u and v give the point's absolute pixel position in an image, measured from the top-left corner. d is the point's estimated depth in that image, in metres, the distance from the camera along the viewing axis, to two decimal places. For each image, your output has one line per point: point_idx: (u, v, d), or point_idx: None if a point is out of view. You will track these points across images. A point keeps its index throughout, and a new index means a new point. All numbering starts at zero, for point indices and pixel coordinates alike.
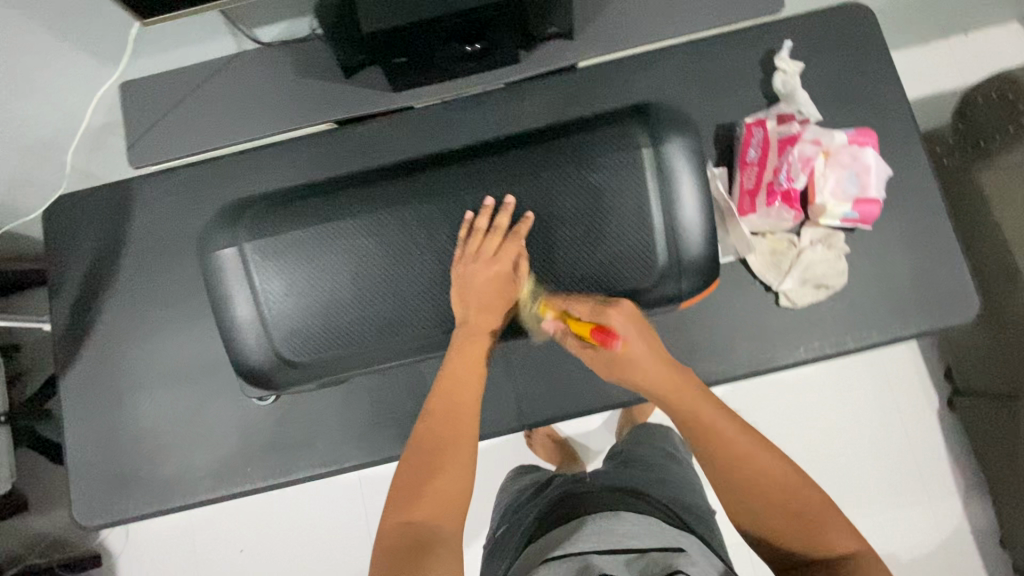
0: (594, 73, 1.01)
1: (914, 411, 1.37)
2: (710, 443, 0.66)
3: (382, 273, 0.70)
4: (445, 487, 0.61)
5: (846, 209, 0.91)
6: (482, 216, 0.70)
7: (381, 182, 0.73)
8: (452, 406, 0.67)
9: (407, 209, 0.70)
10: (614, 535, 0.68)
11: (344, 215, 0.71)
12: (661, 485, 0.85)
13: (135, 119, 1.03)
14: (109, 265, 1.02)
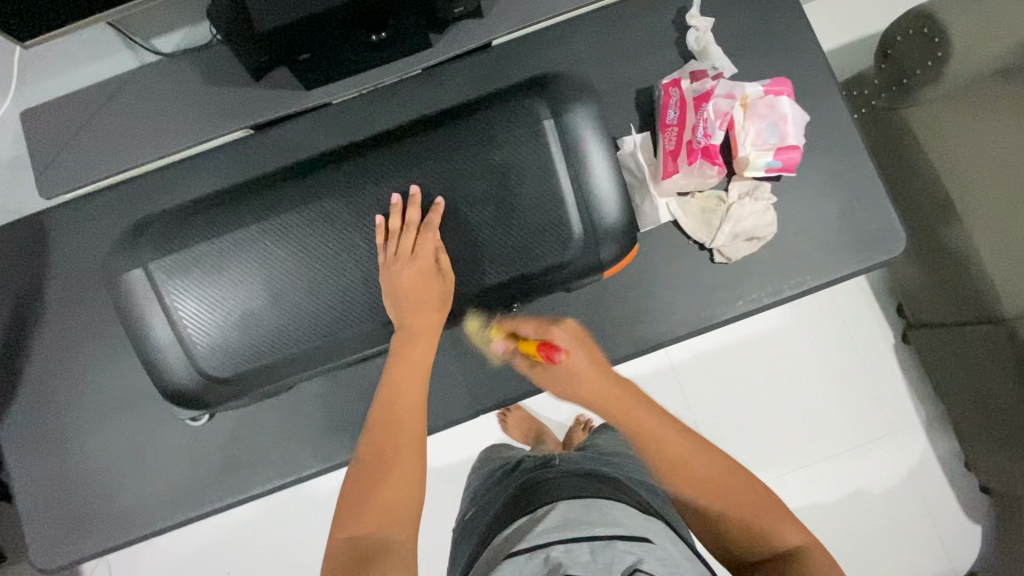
0: (509, 50, 0.99)
1: (870, 349, 1.40)
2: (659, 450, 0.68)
3: (304, 270, 0.69)
4: (392, 500, 0.60)
5: (768, 158, 0.91)
6: (392, 218, 0.69)
7: (281, 186, 0.71)
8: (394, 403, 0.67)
9: (311, 207, 0.69)
10: (577, 526, 0.66)
11: (258, 214, 0.69)
12: (622, 463, 0.86)
13: (39, 148, 0.99)
14: (33, 303, 0.98)
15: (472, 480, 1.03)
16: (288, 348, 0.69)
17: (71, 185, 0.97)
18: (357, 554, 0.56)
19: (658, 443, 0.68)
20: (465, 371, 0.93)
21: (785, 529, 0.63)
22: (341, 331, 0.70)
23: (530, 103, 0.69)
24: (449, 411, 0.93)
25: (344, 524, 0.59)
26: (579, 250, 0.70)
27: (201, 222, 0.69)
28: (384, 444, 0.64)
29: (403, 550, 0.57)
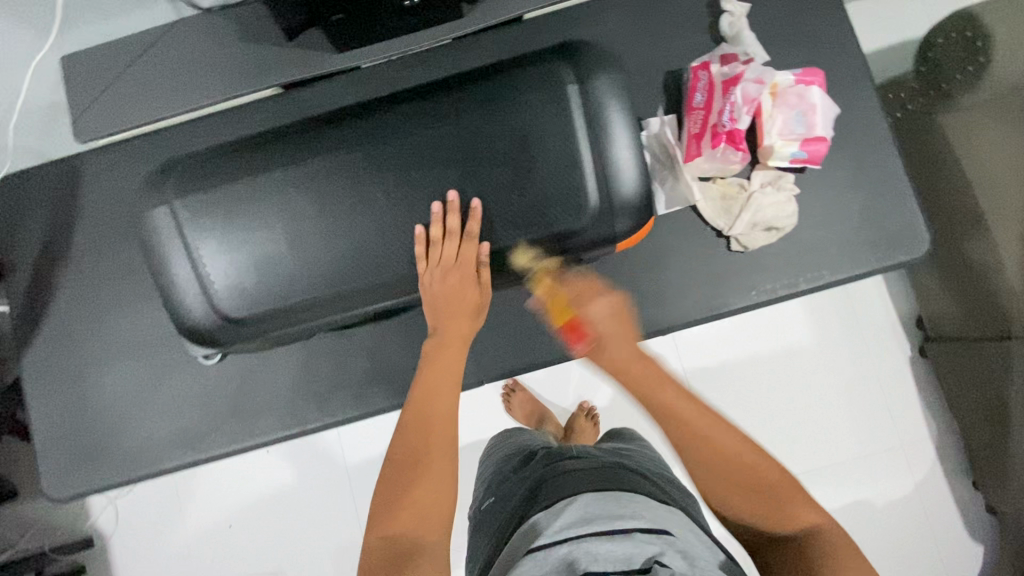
0: (540, 25, 0.99)
1: (885, 359, 1.38)
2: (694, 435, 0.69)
3: (325, 219, 0.70)
4: (425, 499, 0.64)
5: (794, 149, 0.90)
6: (433, 227, 0.70)
7: (302, 135, 0.71)
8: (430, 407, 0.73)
9: (329, 160, 0.70)
10: (603, 517, 0.66)
11: (285, 158, 0.70)
12: (635, 462, 0.85)
13: (76, 94, 1.01)
14: (62, 244, 1.01)
15: (484, 466, 1.03)
16: (304, 294, 0.70)
17: (104, 133, 1.00)
18: (393, 550, 0.60)
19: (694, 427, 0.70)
20: (474, 341, 0.94)
21: (801, 512, 0.61)
22: (352, 279, 0.70)
23: (556, 65, 0.68)
24: None
25: (379, 522, 0.63)
26: (591, 220, 0.70)
27: (226, 162, 0.71)
28: (417, 446, 0.69)
29: (435, 546, 0.61)
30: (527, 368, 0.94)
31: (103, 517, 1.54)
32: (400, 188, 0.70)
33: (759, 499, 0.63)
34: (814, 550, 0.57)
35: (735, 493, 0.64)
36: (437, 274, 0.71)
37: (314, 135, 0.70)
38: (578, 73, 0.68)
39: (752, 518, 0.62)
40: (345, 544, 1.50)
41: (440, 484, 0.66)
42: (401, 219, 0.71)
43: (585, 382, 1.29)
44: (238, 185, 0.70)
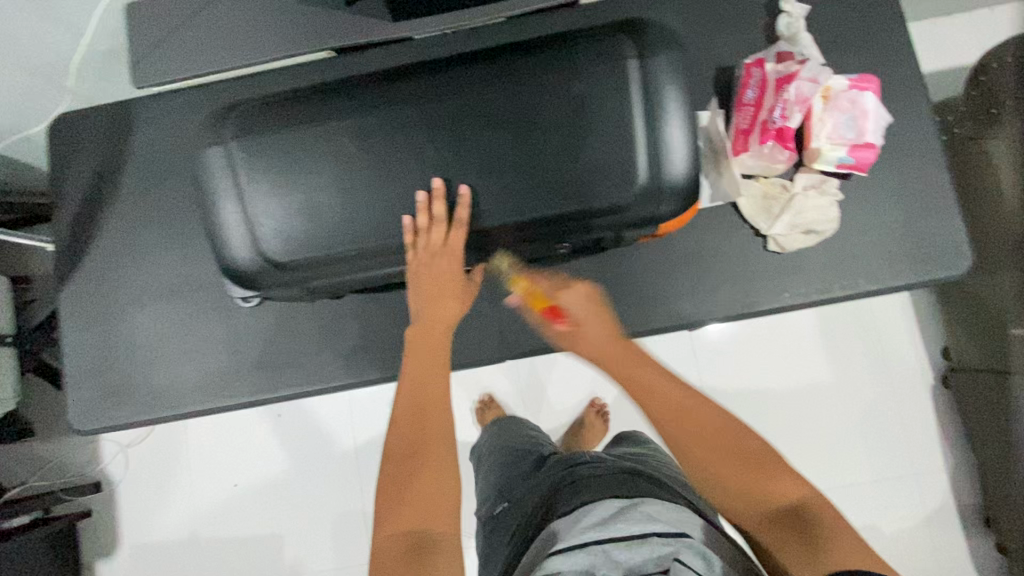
0: (596, 11, 1.00)
1: (906, 383, 1.36)
2: (689, 425, 0.73)
3: (376, 173, 0.71)
4: (433, 491, 0.72)
5: (841, 154, 0.89)
6: (420, 215, 0.70)
7: (360, 87, 0.72)
8: (425, 398, 0.80)
9: (385, 113, 0.70)
10: (619, 521, 0.67)
11: (343, 108, 0.71)
12: (650, 467, 0.86)
13: (135, 41, 1.02)
14: (110, 185, 1.04)
15: (490, 465, 1.04)
16: (348, 246, 0.71)
17: (161, 80, 1.03)
18: (411, 539, 0.67)
19: (682, 413, 0.74)
20: (502, 316, 0.95)
21: (790, 484, 0.67)
22: (396, 237, 0.72)
23: (620, 40, 0.68)
24: (480, 349, 0.96)
25: (392, 516, 0.70)
26: (639, 198, 0.69)
27: (285, 108, 0.71)
28: (416, 440, 0.77)
29: (445, 534, 0.69)
30: (551, 347, 0.95)
31: (114, 463, 1.57)
32: (451, 149, 0.71)
33: (757, 479, 0.67)
34: (814, 527, 0.62)
35: (731, 477, 0.68)
36: (425, 259, 0.74)
37: (372, 87, 0.71)
38: (641, 50, 0.69)
39: (747, 500, 0.67)
40: (346, 513, 1.51)
41: (448, 479, 0.73)
42: (450, 178, 0.71)
43: (599, 381, 1.35)
44: (294, 131, 0.71)
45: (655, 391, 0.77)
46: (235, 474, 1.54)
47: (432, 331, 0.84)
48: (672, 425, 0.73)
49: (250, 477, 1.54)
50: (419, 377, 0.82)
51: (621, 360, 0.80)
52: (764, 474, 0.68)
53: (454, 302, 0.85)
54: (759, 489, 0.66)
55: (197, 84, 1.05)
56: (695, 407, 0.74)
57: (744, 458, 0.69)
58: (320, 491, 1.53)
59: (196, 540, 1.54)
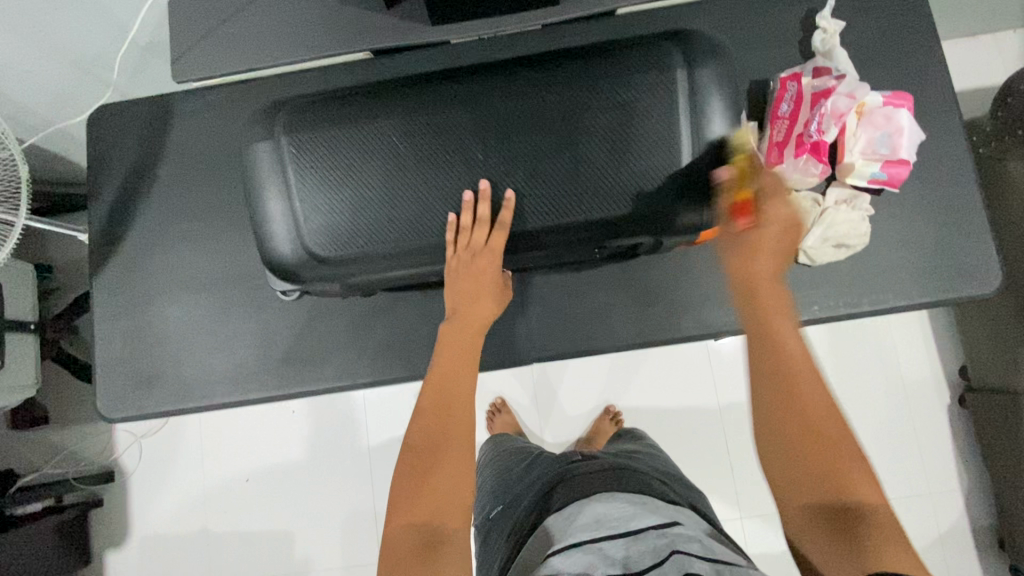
0: (631, 22, 1.02)
1: (922, 401, 1.36)
2: (781, 382, 0.62)
3: (424, 173, 0.72)
4: (446, 490, 0.67)
5: (874, 169, 0.91)
6: (464, 214, 0.71)
7: (409, 88, 0.73)
8: (450, 394, 0.76)
9: (434, 114, 0.72)
10: (613, 519, 0.68)
11: (394, 108, 0.72)
12: (645, 464, 0.87)
13: (177, 36, 1.04)
14: (146, 176, 1.06)
15: (488, 475, 1.05)
16: (392, 242, 0.72)
17: (201, 74, 1.04)
18: (423, 537, 0.63)
19: (786, 366, 0.63)
20: (530, 319, 0.96)
21: (859, 477, 0.56)
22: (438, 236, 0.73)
23: (669, 50, 0.69)
24: (508, 352, 0.96)
25: (403, 511, 0.65)
26: (681, 206, 0.71)
27: (334, 106, 0.73)
28: (437, 437, 0.71)
29: (459, 533, 0.64)
30: (578, 352, 0.96)
31: (127, 453, 1.58)
32: (498, 152, 0.72)
33: (823, 462, 0.58)
34: (867, 531, 0.52)
35: (788, 451, 0.59)
36: (468, 258, 0.72)
37: (422, 88, 0.72)
38: (688, 60, 0.70)
39: (800, 479, 0.58)
40: (356, 512, 1.51)
41: (464, 475, 0.69)
42: (497, 180, 0.72)
43: (609, 386, 1.36)
44: (342, 129, 0.72)
45: (772, 330, 0.65)
46: (248, 468, 1.55)
47: (469, 325, 0.82)
48: (762, 375, 0.63)
49: (263, 472, 1.55)
50: (446, 374, 0.78)
51: (765, 294, 0.67)
52: (832, 460, 0.57)
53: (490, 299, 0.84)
54: (815, 473, 0.57)
55: (236, 81, 1.06)
56: (801, 365, 0.62)
57: (817, 435, 0.59)
58: (332, 489, 1.53)
59: (206, 533, 1.54)
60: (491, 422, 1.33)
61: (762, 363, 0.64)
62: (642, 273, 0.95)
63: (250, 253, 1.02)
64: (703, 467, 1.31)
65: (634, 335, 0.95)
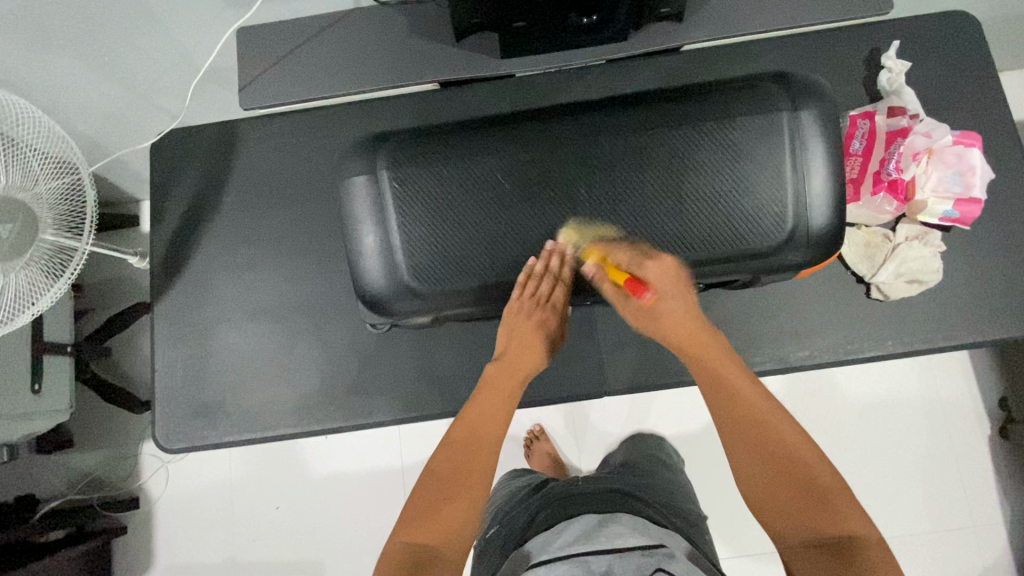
0: (697, 60, 1.03)
1: (966, 433, 1.32)
2: (752, 429, 0.72)
3: (528, 207, 0.74)
4: (451, 521, 0.71)
5: (947, 207, 0.91)
6: (540, 259, 0.75)
7: (514, 125, 0.76)
8: (479, 433, 0.78)
9: (540, 150, 0.74)
10: (600, 536, 0.69)
11: (499, 143, 0.75)
12: (647, 488, 0.85)
13: (245, 64, 1.03)
14: (210, 202, 1.05)
15: (496, 494, 0.99)
16: (490, 274, 0.75)
17: (268, 102, 1.04)
18: (414, 557, 0.67)
19: (754, 418, 0.73)
20: (601, 350, 0.95)
21: (851, 519, 0.64)
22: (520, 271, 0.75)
23: (776, 93, 0.72)
24: (577, 385, 0.95)
25: (408, 527, 0.70)
26: (783, 244, 0.72)
27: (438, 141, 0.75)
28: (457, 470, 0.75)
29: (452, 560, 0.68)
30: (648, 386, 0.95)
31: (154, 480, 1.52)
32: (601, 188, 0.74)
33: (806, 500, 0.67)
34: (856, 561, 0.61)
35: (780, 492, 0.68)
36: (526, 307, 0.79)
37: (527, 124, 0.75)
38: (792, 102, 0.73)
39: (796, 520, 0.65)
40: None
41: (466, 503, 0.72)
42: (601, 216, 0.74)
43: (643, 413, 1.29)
44: (446, 163, 0.74)
45: (735, 386, 0.75)
46: (278, 496, 1.49)
47: (508, 377, 0.83)
48: (738, 429, 0.73)
49: (293, 499, 1.49)
50: (483, 415, 0.79)
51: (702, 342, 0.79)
52: (819, 504, 0.66)
53: (537, 355, 0.84)
54: (805, 510, 0.66)
55: (301, 109, 1.06)
56: (766, 410, 0.73)
57: (797, 471, 0.68)
58: (366, 518, 1.48)
59: (233, 562, 1.47)
60: (529, 450, 1.27)
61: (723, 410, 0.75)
62: (711, 308, 0.96)
63: (315, 283, 1.01)
64: (749, 501, 1.24)
65: None
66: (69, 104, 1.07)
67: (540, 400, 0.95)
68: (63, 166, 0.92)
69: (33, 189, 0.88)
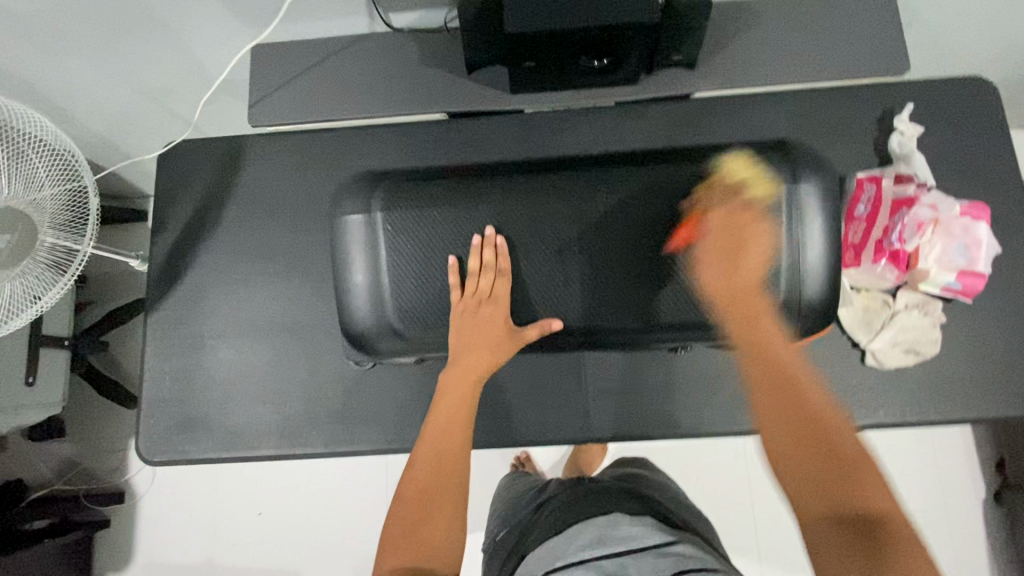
0: (707, 107, 1.02)
1: (960, 502, 1.24)
2: (780, 380, 0.61)
3: (526, 257, 0.77)
4: (435, 535, 0.62)
5: (949, 278, 0.89)
6: (471, 258, 0.75)
7: (515, 176, 0.79)
8: (445, 438, 0.71)
9: (541, 204, 0.77)
10: (612, 539, 0.63)
11: (500, 194, 0.78)
12: (651, 492, 0.81)
13: (257, 80, 1.04)
14: (213, 216, 1.06)
15: (499, 505, 0.94)
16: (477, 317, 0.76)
17: (277, 120, 1.04)
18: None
19: (778, 371, 0.61)
20: (588, 396, 0.95)
21: (880, 495, 0.51)
22: (473, 278, 0.75)
23: (775, 165, 0.75)
24: (561, 428, 0.94)
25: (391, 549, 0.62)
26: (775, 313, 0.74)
27: (439, 186, 0.78)
28: (432, 477, 0.67)
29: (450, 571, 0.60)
30: (632, 436, 0.94)
31: (141, 474, 1.48)
32: (597, 245, 0.77)
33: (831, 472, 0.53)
34: (889, 548, 0.47)
35: (807, 458, 0.55)
36: (471, 306, 0.75)
37: (529, 178, 0.78)
38: (791, 173, 0.75)
39: (815, 490, 0.53)
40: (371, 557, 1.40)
41: (450, 512, 0.65)
42: (594, 272, 0.76)
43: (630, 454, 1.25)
44: (446, 209, 0.77)
45: (771, 344, 0.64)
46: (261, 502, 1.43)
47: (463, 381, 0.75)
48: (761, 386, 0.61)
49: (274, 508, 1.44)
50: (442, 425, 0.72)
51: (743, 303, 0.69)
52: (851, 478, 0.52)
53: (489, 352, 0.75)
54: (828, 479, 0.53)
55: (309, 129, 1.07)
56: (794, 371, 0.62)
57: (827, 441, 0.55)
58: (350, 536, 1.42)
59: (211, 566, 1.42)
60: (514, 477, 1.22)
61: (755, 369, 0.63)
62: (702, 363, 0.95)
63: (309, 304, 1.01)
64: (735, 552, 1.19)
65: (690, 422, 0.93)
66: (82, 105, 1.08)
67: (522, 442, 0.94)
68: (69, 173, 0.91)
69: (36, 196, 0.88)
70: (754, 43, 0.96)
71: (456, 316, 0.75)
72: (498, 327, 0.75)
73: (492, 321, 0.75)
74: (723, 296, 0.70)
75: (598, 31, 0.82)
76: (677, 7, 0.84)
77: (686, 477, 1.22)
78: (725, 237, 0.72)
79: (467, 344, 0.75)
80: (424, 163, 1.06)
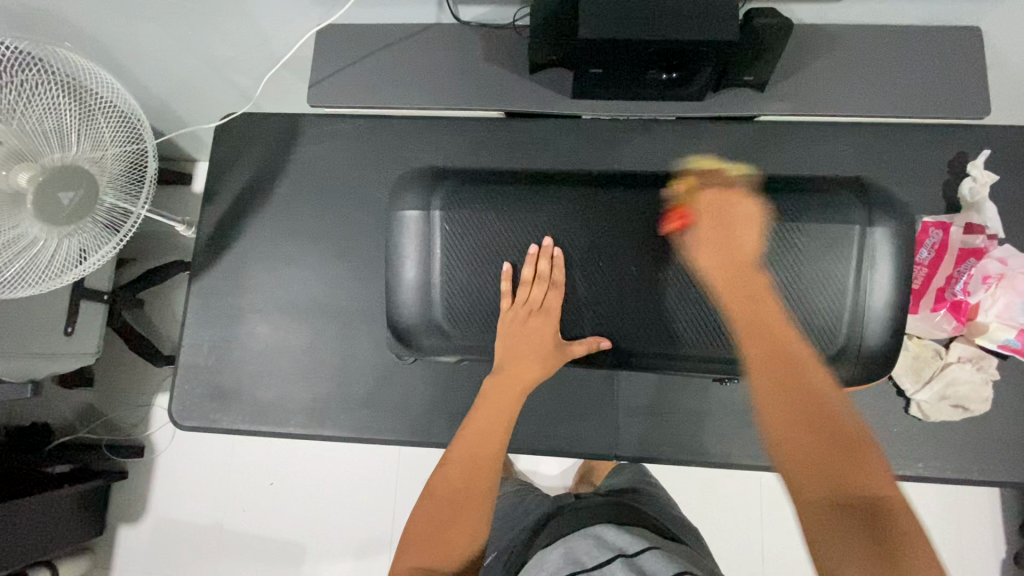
0: (770, 131, 1.00)
1: (981, 562, 1.21)
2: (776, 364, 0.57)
3: (580, 270, 0.77)
4: (458, 539, 0.64)
5: (1008, 335, 0.85)
6: (527, 266, 0.76)
7: (579, 189, 0.80)
8: (480, 442, 0.72)
9: (602, 220, 0.78)
10: (613, 545, 0.62)
11: (561, 206, 0.78)
12: (642, 506, 0.78)
13: (319, 61, 1.03)
14: (262, 192, 1.06)
15: None
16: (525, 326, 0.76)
17: (334, 103, 1.03)
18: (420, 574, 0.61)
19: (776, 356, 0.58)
20: (619, 413, 0.94)
21: (878, 477, 0.50)
22: (526, 289, 0.76)
23: (849, 205, 0.74)
24: (588, 441, 0.93)
25: (414, 547, 0.64)
26: (832, 356, 0.74)
27: (500, 191, 0.79)
28: (461, 481, 0.69)
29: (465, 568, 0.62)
30: (658, 458, 0.92)
31: (161, 432, 1.51)
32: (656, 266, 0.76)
33: (829, 454, 0.51)
34: (893, 534, 0.46)
35: (802, 444, 0.52)
36: (521, 315, 0.75)
37: (593, 193, 0.79)
38: (865, 216, 0.74)
39: (812, 475, 0.51)
40: (376, 540, 1.41)
41: (474, 506, 0.67)
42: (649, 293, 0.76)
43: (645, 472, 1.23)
44: (504, 215, 0.78)
45: (767, 320, 0.61)
46: (274, 472, 1.45)
47: (508, 388, 0.76)
48: (764, 374, 0.57)
49: (286, 479, 1.45)
50: (480, 430, 0.73)
51: (742, 283, 0.65)
52: (847, 461, 0.51)
53: (537, 365, 0.76)
54: (829, 468, 0.51)
55: (365, 114, 1.06)
56: (791, 349, 0.58)
57: (826, 425, 0.53)
58: (356, 516, 1.42)
59: (220, 529, 1.44)
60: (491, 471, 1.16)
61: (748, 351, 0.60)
62: (736, 393, 0.93)
63: (348, 288, 1.02)
64: None
65: (719, 451, 0.92)
66: (147, 67, 1.09)
67: (546, 452, 0.94)
68: (132, 136, 0.91)
69: (100, 155, 0.88)
70: (831, 70, 0.93)
71: (506, 322, 0.76)
72: (544, 338, 0.76)
73: (540, 333, 0.75)
74: (723, 278, 0.66)
75: (672, 44, 0.80)
76: (758, 28, 0.80)
77: (701, 502, 1.20)
78: (713, 213, 0.70)
79: (515, 353, 0.76)
80: (474, 161, 1.05)
